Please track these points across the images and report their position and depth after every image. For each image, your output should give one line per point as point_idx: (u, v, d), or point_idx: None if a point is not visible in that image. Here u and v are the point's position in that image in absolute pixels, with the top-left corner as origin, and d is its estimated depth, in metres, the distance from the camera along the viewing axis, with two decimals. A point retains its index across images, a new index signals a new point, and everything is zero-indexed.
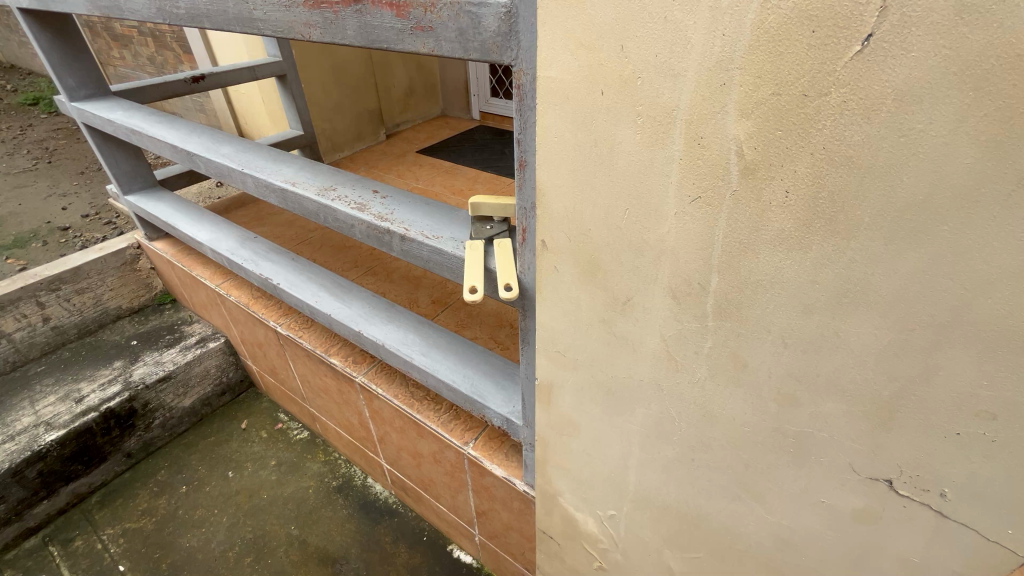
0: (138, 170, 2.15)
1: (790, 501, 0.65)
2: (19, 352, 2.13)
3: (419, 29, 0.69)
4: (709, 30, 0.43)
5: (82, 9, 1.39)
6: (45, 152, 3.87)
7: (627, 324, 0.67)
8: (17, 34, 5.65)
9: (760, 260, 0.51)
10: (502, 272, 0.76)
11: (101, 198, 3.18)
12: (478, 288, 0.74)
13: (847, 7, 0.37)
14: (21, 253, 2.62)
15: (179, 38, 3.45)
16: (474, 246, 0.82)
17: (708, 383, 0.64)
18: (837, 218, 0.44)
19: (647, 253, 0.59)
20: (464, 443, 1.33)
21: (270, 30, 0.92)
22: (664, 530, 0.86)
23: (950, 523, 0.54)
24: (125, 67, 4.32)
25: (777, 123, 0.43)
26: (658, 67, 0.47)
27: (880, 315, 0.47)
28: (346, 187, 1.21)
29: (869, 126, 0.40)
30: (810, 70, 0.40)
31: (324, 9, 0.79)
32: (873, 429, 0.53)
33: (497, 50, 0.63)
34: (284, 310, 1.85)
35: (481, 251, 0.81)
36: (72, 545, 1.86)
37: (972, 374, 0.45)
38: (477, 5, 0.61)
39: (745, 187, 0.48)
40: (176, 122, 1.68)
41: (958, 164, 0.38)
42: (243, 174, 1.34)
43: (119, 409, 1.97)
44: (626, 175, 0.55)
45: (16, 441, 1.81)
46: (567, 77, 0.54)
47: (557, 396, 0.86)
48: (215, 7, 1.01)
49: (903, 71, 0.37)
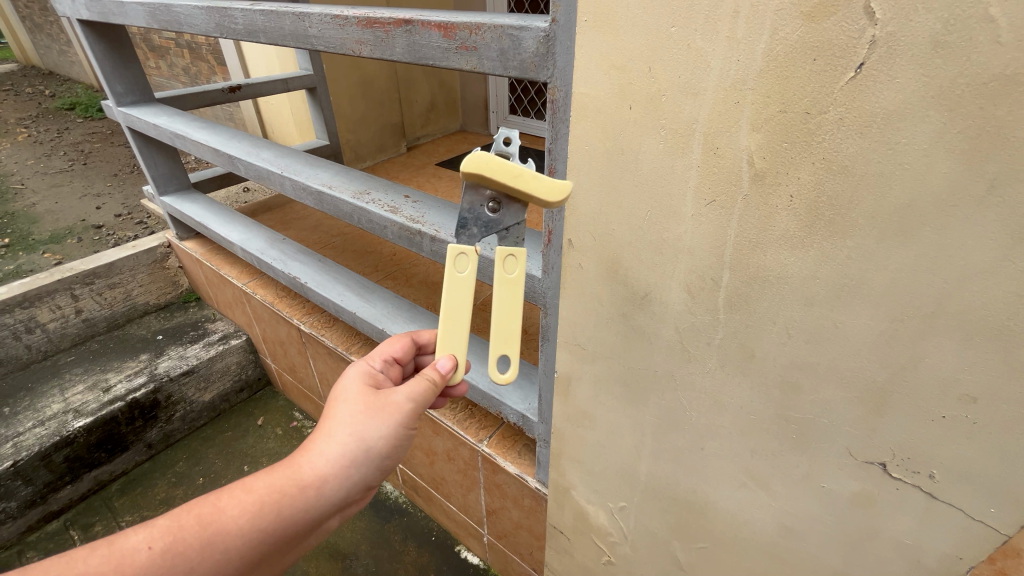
0: (174, 172, 2.27)
1: (794, 486, 0.70)
2: (51, 343, 2.19)
3: (464, 48, 0.77)
4: (726, 56, 0.50)
5: (141, 21, 1.51)
6: (81, 154, 4.03)
7: (643, 317, 0.73)
8: (58, 44, 5.90)
9: (767, 257, 0.57)
10: (496, 342, 0.73)
11: (132, 198, 3.31)
12: (453, 365, 0.74)
13: (843, 39, 0.44)
14: (58, 249, 2.75)
15: (214, 50, 3.62)
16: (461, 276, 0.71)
17: (718, 373, 0.69)
18: (834, 220, 0.51)
19: (665, 252, 0.65)
20: (478, 440, 1.38)
21: (323, 45, 1.01)
22: (671, 520, 0.91)
23: (939, 504, 0.58)
24: (160, 76, 4.52)
25: (783, 136, 0.50)
26: (681, 87, 0.54)
27: (873, 306, 0.53)
28: (379, 191, 1.30)
29: (861, 139, 0.47)
30: (812, 91, 0.47)
31: (376, 28, 0.88)
32: (868, 414, 0.59)
33: (535, 69, 0.70)
34: (308, 308, 1.92)
35: (469, 292, 0.72)
36: (92, 530, 1.92)
37: (955, 361, 0.50)
38: (519, 29, 0.68)
39: (756, 192, 0.55)
40: (218, 127, 1.79)
41: (938, 173, 0.44)
42: (283, 177, 1.43)
43: (144, 400, 2.03)
44: (650, 179, 0.62)
45: (45, 426, 1.87)
46: (599, 93, 0.61)
47: (575, 388, 0.92)
48: (272, 24, 1.11)
49: (890, 94, 0.44)
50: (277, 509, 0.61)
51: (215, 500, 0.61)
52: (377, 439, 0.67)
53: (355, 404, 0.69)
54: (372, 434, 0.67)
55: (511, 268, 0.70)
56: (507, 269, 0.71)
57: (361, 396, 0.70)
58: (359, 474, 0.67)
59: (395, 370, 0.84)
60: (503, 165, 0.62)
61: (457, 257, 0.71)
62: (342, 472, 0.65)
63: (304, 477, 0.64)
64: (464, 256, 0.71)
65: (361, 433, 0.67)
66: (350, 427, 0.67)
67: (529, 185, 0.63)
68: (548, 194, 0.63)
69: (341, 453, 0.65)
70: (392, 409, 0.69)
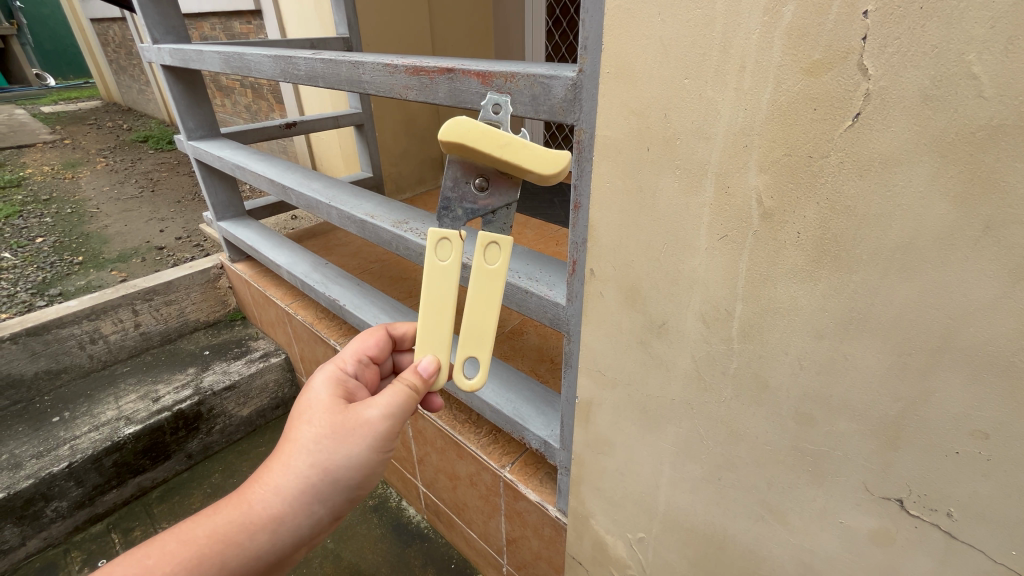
0: (232, 200, 2.46)
1: (811, 521, 0.70)
2: (110, 353, 2.35)
3: (499, 94, 0.84)
4: (735, 105, 0.55)
5: (215, 67, 1.69)
6: (150, 182, 4.40)
7: (661, 345, 0.76)
8: (138, 83, 6.52)
9: (778, 289, 0.60)
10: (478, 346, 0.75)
11: (192, 223, 3.58)
12: (435, 366, 0.77)
13: (840, 92, 0.49)
14: (124, 268, 2.99)
15: (274, 90, 3.94)
16: (441, 264, 0.74)
17: (733, 402, 0.71)
18: (839, 256, 0.54)
19: (681, 282, 0.69)
20: (501, 466, 1.40)
21: (374, 90, 1.12)
22: (691, 553, 0.91)
23: (958, 543, 0.58)
24: (225, 113, 4.93)
25: (789, 178, 0.54)
26: (694, 131, 0.60)
27: (882, 341, 0.55)
28: (417, 221, 1.39)
29: (862, 181, 0.50)
30: (815, 137, 0.51)
31: (422, 76, 0.98)
32: (882, 448, 0.59)
33: (563, 113, 0.76)
34: (344, 330, 2.01)
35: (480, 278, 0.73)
36: (131, 534, 2.02)
37: (965, 398, 0.51)
38: (549, 78, 0.75)
39: (765, 229, 0.58)
40: (275, 160, 1.95)
41: (935, 214, 0.47)
42: (330, 207, 1.54)
43: (188, 411, 2.14)
44: (666, 215, 0.66)
45: (99, 431, 2.00)
46: (620, 136, 0.67)
47: (595, 414, 0.94)
48: (330, 70, 1.24)
49: (885, 140, 0.48)
50: (232, 545, 0.68)
51: (144, 557, 0.64)
52: (339, 463, 0.72)
53: (303, 419, 0.74)
54: (331, 465, 0.72)
55: (493, 257, 0.72)
56: (499, 260, 0.71)
57: (309, 409, 0.75)
58: (315, 498, 0.72)
59: (369, 372, 0.90)
60: (489, 133, 0.66)
61: (488, 247, 0.71)
62: (291, 500, 0.71)
63: (270, 483, 0.71)
64: (495, 246, 0.71)
65: (321, 459, 0.72)
66: (307, 449, 0.71)
67: (518, 154, 0.66)
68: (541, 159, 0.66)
69: (295, 483, 0.71)
70: (355, 429, 0.73)
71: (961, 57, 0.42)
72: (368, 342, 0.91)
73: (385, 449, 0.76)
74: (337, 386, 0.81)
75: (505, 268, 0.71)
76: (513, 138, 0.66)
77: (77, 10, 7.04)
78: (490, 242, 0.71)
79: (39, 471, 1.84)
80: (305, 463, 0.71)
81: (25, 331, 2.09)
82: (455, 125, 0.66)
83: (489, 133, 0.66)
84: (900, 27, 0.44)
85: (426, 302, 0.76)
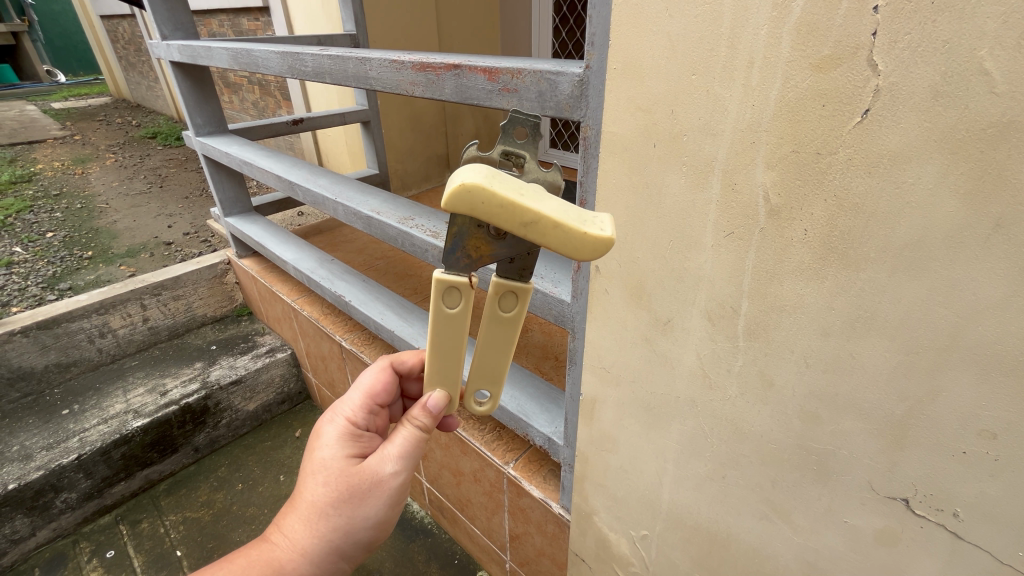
0: (239, 197, 2.47)
1: (816, 520, 0.70)
2: (119, 347, 2.37)
3: (506, 90, 0.83)
4: (743, 101, 0.55)
5: (223, 63, 1.70)
6: (158, 177, 4.44)
7: (666, 342, 0.76)
8: (147, 80, 6.57)
9: (784, 287, 0.60)
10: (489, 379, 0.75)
11: (200, 218, 3.61)
12: (444, 401, 0.76)
13: (849, 88, 0.48)
14: (132, 263, 3.02)
15: (281, 87, 3.95)
16: (450, 313, 0.68)
17: (738, 400, 0.71)
18: (845, 254, 0.54)
19: (687, 279, 0.69)
20: (505, 462, 1.40)
21: (380, 86, 1.12)
22: (694, 551, 0.90)
23: (964, 544, 0.58)
24: (232, 109, 4.96)
25: (797, 175, 0.54)
26: (701, 128, 0.59)
27: (889, 340, 0.54)
28: (423, 218, 1.39)
29: (870, 178, 0.50)
30: (823, 133, 0.51)
31: (428, 72, 0.98)
32: (888, 447, 0.59)
33: (569, 109, 0.75)
34: (350, 326, 2.02)
35: (495, 325, 0.70)
36: (139, 526, 2.04)
37: (972, 398, 0.51)
38: (556, 74, 0.75)
39: (772, 226, 0.58)
40: (281, 156, 1.95)
41: (944, 212, 0.47)
42: (336, 203, 1.54)
43: (195, 405, 2.16)
44: (673, 212, 0.66)
45: (108, 424, 2.02)
46: (626, 133, 0.67)
47: (599, 411, 0.94)
48: (337, 66, 1.24)
49: (894, 137, 0.47)
50: None
51: None
52: (359, 522, 0.78)
53: (317, 482, 0.77)
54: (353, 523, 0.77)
55: (509, 304, 0.68)
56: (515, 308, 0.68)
57: (321, 471, 0.78)
58: (337, 554, 0.78)
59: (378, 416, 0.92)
60: (514, 207, 0.54)
61: (505, 296, 0.67)
62: (315, 560, 0.76)
63: (295, 544, 0.76)
64: (512, 295, 0.67)
65: (343, 520, 0.77)
66: (329, 512, 0.76)
67: (543, 235, 0.56)
68: (575, 245, 0.56)
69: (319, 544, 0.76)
70: (372, 490, 0.78)
71: (972, 52, 0.42)
72: (375, 387, 0.91)
73: (398, 501, 0.81)
74: (347, 441, 0.83)
75: (522, 317, 0.69)
76: (540, 217, 0.55)
77: (86, 7, 7.09)
78: (508, 290, 0.67)
79: (49, 463, 1.86)
80: (326, 525, 0.76)
81: (36, 324, 2.12)
82: (466, 192, 0.54)
83: (510, 207, 0.54)
84: (910, 22, 0.44)
85: (434, 344, 0.72)
